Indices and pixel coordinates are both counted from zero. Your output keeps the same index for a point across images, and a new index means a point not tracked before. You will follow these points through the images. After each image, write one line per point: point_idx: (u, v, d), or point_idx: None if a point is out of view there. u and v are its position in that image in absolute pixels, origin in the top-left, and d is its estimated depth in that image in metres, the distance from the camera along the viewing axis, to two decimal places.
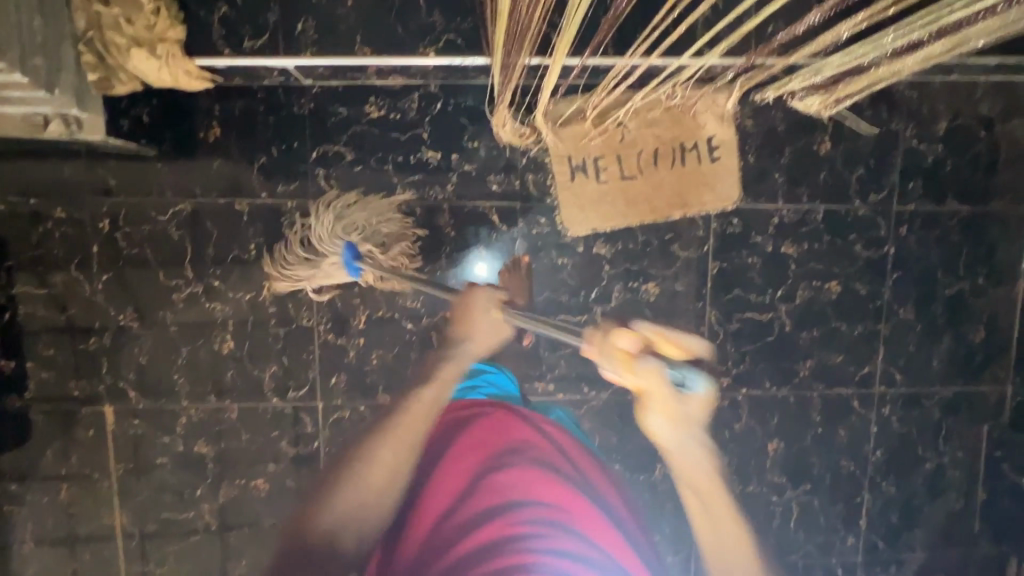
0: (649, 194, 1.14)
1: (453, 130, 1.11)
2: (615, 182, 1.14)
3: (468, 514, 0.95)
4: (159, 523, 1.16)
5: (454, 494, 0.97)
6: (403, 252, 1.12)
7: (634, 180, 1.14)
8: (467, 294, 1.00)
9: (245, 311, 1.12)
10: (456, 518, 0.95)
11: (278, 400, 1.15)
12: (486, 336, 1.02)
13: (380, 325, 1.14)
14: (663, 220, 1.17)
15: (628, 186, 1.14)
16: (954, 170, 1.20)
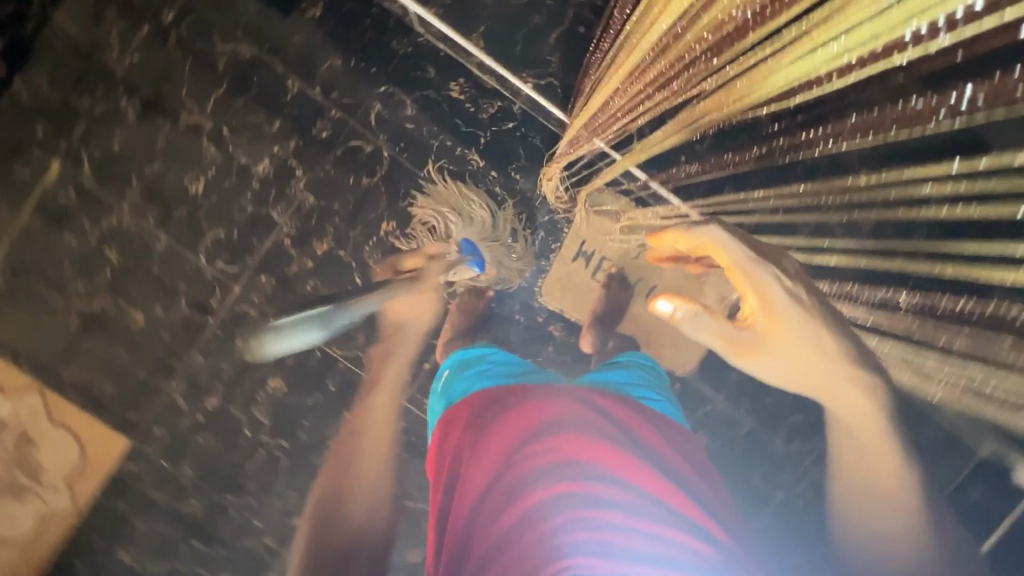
0: (625, 319, 1.17)
1: (507, 152, 1.13)
2: (605, 291, 1.16)
3: (502, 518, 0.66)
4: (27, 290, 1.13)
5: (478, 493, 0.70)
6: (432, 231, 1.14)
7: (620, 299, 1.16)
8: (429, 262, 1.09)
9: (232, 170, 1.12)
10: (493, 523, 0.67)
11: (204, 260, 1.14)
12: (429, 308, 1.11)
13: (334, 261, 1.14)
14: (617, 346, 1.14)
15: (611, 301, 1.16)
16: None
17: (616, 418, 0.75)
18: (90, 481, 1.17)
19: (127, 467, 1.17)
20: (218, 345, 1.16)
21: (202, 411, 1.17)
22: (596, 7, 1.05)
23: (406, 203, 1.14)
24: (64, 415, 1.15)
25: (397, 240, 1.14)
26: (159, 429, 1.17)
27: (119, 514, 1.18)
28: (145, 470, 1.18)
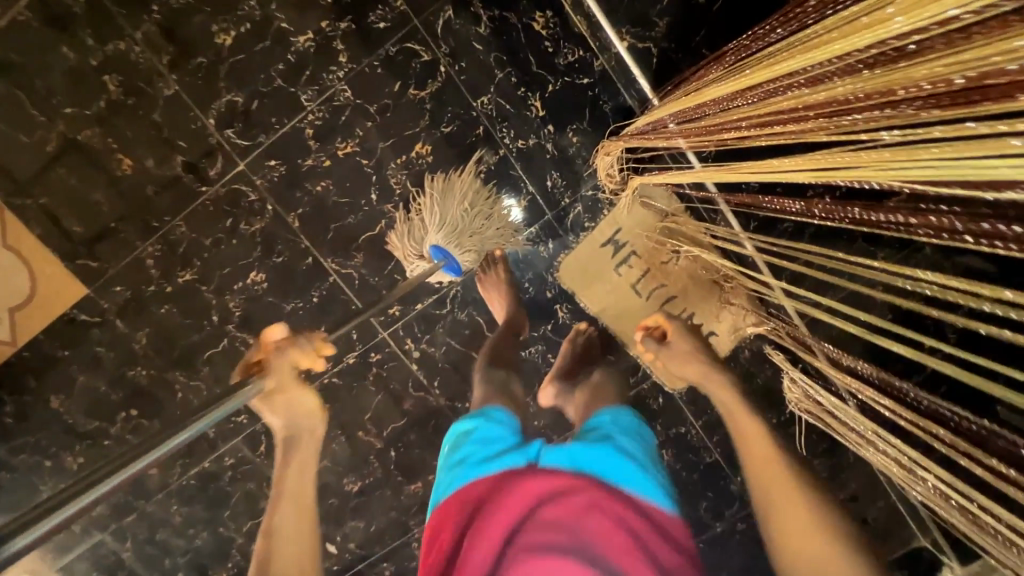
0: (633, 322, 1.11)
1: (572, 109, 1.02)
2: (622, 285, 1.10)
3: None
4: (4, 96, 0.99)
5: None
6: (415, 220, 1.05)
7: (634, 300, 1.10)
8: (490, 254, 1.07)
9: (269, 32, 0.98)
10: None
11: (212, 123, 1.01)
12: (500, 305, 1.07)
13: (354, 167, 1.04)
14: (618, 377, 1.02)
15: (624, 297, 1.10)
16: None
17: (604, 544, 0.61)
18: (38, 320, 1.09)
19: (80, 316, 1.10)
20: (206, 220, 1.06)
21: (172, 282, 1.09)
22: None
23: (448, 130, 1.03)
24: (21, 242, 1.05)
25: (427, 169, 1.05)
26: (121, 288, 1.09)
27: (61, 360, 1.12)
28: (99, 324, 1.11)
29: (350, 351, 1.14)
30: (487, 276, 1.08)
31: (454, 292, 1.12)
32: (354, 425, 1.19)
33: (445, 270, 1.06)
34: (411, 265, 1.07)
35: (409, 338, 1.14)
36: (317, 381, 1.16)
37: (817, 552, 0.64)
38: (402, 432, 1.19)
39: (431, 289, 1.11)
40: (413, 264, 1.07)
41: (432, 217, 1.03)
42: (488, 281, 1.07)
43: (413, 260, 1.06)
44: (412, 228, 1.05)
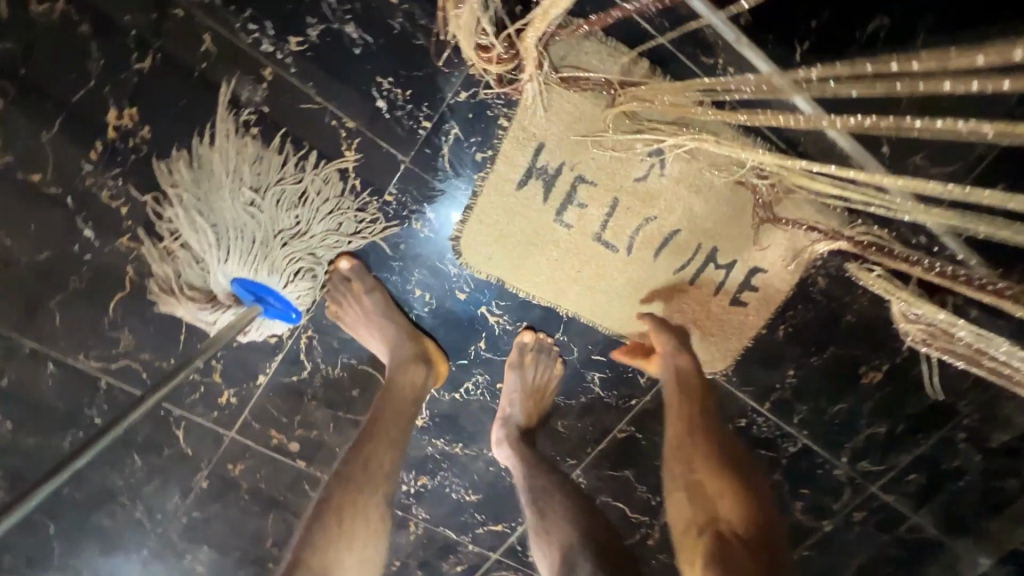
0: (613, 295, 0.65)
1: None
2: (575, 242, 0.62)
3: None
4: None
5: None
6: (174, 253, 0.58)
7: (604, 257, 0.63)
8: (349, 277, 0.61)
9: None
10: None
11: None
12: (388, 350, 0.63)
13: (27, 195, 0.55)
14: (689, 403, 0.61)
15: (584, 258, 0.63)
16: (984, 493, 0.81)
17: None
18: None
19: None
20: None
21: None
22: None
23: (151, 64, 0.52)
24: None
25: (150, 154, 0.55)
26: None
27: None
28: None
29: (197, 473, 0.72)
30: (347, 314, 0.62)
31: (307, 342, 0.66)
32: (257, 560, 0.79)
33: (265, 316, 0.60)
34: (205, 326, 0.61)
35: (273, 430, 0.70)
36: (173, 523, 0.75)
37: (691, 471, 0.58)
38: None
39: (266, 349, 0.65)
40: (207, 323, 0.60)
41: (196, 237, 0.56)
42: (352, 315, 0.62)
43: (203, 318, 0.60)
44: (176, 269, 0.58)
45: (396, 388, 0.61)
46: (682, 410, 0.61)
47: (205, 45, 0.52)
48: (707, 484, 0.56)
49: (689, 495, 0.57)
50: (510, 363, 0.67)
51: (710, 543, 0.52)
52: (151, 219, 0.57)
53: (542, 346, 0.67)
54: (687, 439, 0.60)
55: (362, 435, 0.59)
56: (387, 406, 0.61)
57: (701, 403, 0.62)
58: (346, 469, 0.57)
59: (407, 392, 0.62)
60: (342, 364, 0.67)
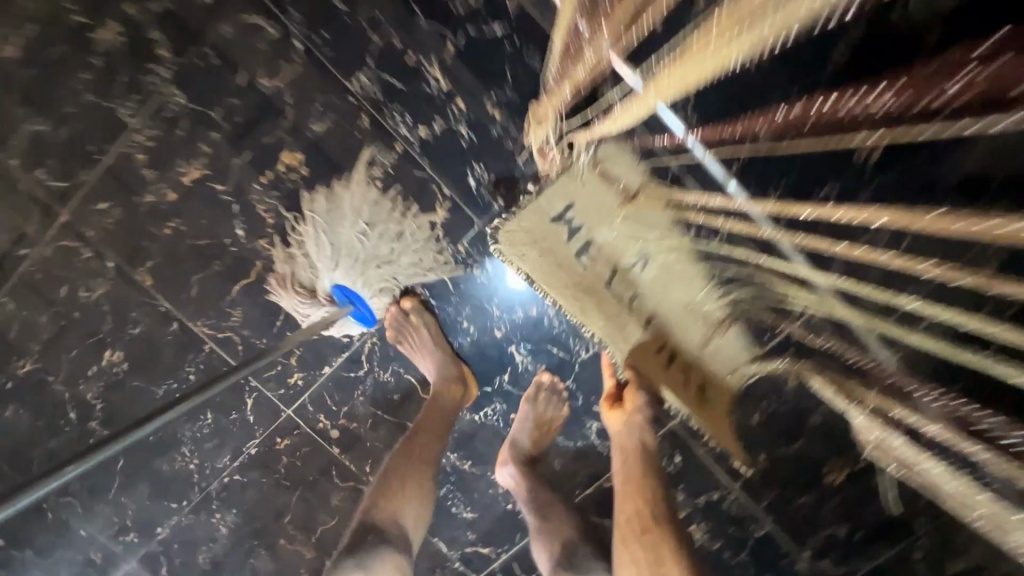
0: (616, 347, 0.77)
1: (487, 71, 0.71)
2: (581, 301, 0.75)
3: None
4: None
5: None
6: (296, 258, 0.77)
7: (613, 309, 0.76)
8: (412, 309, 0.79)
9: (63, 33, 0.71)
10: None
11: (16, 167, 0.76)
12: (436, 370, 0.78)
13: (209, 197, 0.77)
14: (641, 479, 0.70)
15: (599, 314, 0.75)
16: None
17: None
18: None
19: None
20: (36, 291, 0.80)
21: (10, 377, 0.84)
22: None
23: (322, 128, 0.74)
24: None
25: (301, 187, 0.76)
26: None
27: None
28: None
29: (250, 439, 0.86)
30: (405, 338, 0.78)
31: (370, 347, 0.82)
32: (274, 532, 0.90)
33: (350, 317, 0.79)
34: (301, 315, 0.79)
35: (322, 415, 0.85)
36: (216, 480, 0.88)
37: (651, 551, 0.64)
38: (336, 536, 0.90)
39: (337, 346, 0.82)
40: (304, 314, 0.79)
41: (318, 249, 0.76)
42: (409, 339, 0.78)
43: (304, 309, 0.78)
44: (295, 269, 0.78)
45: (437, 399, 0.77)
46: (630, 486, 0.70)
47: (361, 123, 0.74)
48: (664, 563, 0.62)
49: None
50: (526, 396, 0.81)
51: None
52: (287, 231, 0.77)
53: (555, 389, 0.81)
54: (633, 498, 0.69)
55: (419, 428, 0.75)
56: (433, 415, 0.76)
57: (644, 479, 0.70)
58: (401, 457, 0.73)
59: (445, 403, 0.77)
60: (392, 372, 0.83)
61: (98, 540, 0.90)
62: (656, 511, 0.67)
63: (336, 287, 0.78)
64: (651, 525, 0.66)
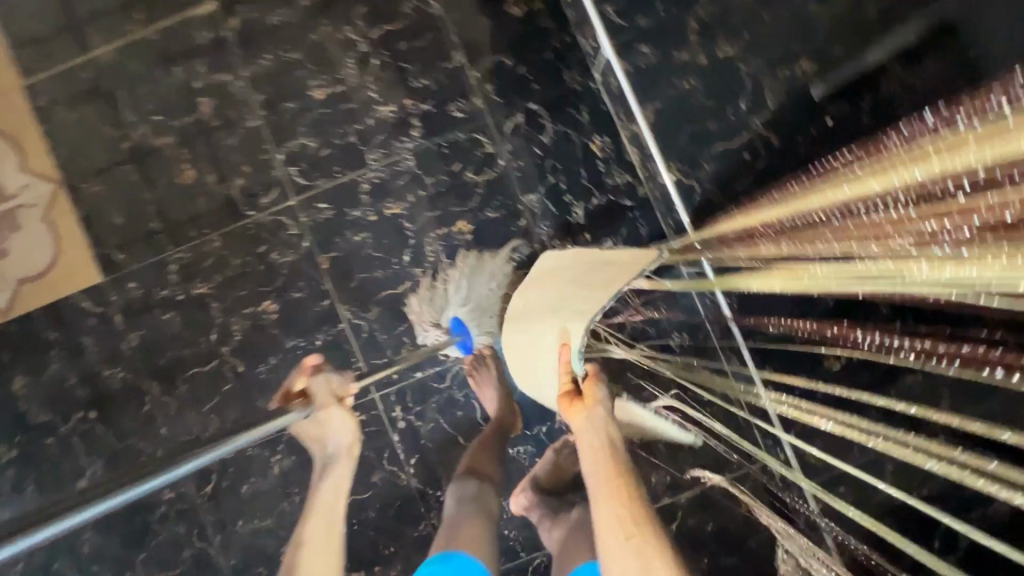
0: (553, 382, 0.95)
1: (612, 223, 1.07)
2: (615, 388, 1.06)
3: None
4: (105, 93, 1.08)
5: None
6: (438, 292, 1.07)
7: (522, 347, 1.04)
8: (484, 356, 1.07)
9: (358, 97, 1.08)
10: None
11: (281, 161, 1.08)
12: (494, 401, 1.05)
13: (395, 227, 1.08)
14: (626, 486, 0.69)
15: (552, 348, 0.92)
16: None
17: None
18: (40, 295, 1.09)
19: (82, 303, 1.09)
20: (241, 241, 1.08)
21: (185, 291, 1.09)
22: (772, 144, 0.94)
23: (492, 215, 1.08)
24: (61, 222, 1.09)
25: (462, 245, 1.08)
26: (135, 285, 1.09)
27: (45, 343, 1.09)
28: (97, 314, 1.09)
29: None
30: (478, 373, 1.07)
31: (457, 369, 1.09)
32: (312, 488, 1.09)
33: (458, 345, 1.05)
34: (422, 330, 1.07)
35: (398, 407, 1.09)
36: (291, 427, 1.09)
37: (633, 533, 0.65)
38: (362, 507, 1.09)
39: (435, 361, 1.09)
40: (426, 332, 1.07)
41: (455, 292, 1.06)
42: (480, 376, 1.07)
43: (428, 328, 1.07)
44: (432, 299, 1.07)
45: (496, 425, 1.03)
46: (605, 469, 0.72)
47: (519, 222, 1.09)
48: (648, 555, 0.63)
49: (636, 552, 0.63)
50: (554, 446, 1.06)
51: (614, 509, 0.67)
52: (438, 271, 1.08)
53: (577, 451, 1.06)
54: (616, 503, 0.67)
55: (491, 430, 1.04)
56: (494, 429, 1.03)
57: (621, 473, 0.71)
58: (478, 448, 1.01)
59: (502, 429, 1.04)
60: (466, 395, 1.09)
61: (177, 440, 1.10)
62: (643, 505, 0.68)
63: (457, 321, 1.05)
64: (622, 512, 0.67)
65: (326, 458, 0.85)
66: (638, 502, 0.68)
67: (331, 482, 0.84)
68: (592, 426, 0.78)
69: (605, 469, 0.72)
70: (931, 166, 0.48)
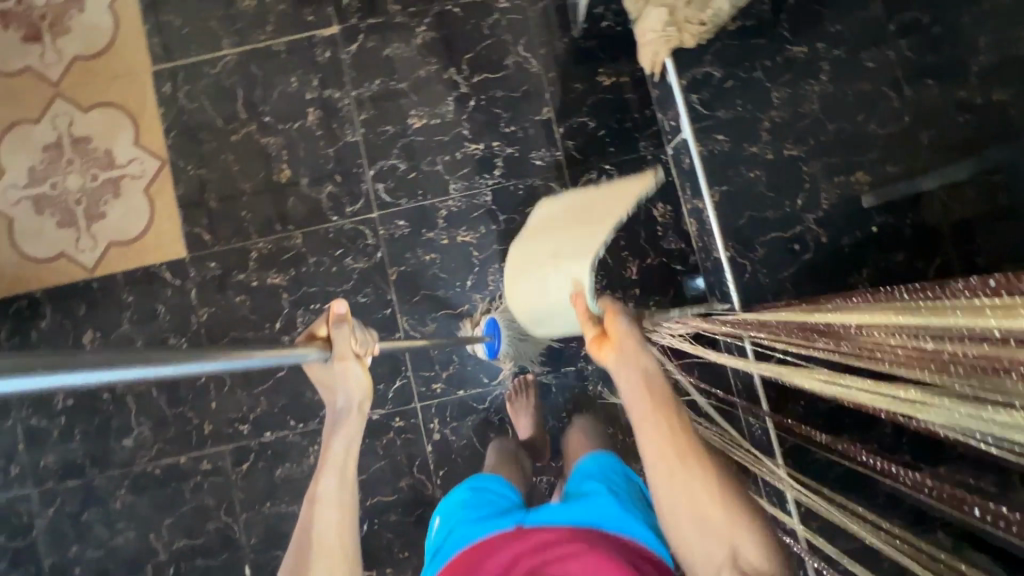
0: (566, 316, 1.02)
1: (661, 283, 1.17)
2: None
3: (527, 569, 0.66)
4: (224, 90, 1.19)
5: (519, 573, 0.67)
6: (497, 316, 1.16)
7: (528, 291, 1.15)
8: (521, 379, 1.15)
9: (451, 132, 1.18)
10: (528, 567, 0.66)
11: (370, 176, 1.18)
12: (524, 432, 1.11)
13: (464, 253, 1.17)
14: (680, 427, 0.62)
15: (555, 282, 1.00)
16: None
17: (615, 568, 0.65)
18: (127, 260, 1.17)
19: (163, 273, 1.17)
20: (320, 242, 1.17)
21: (260, 279, 1.17)
22: (820, 241, 1.04)
23: None
24: (160, 197, 1.18)
25: None
26: (214, 266, 1.17)
27: (121, 305, 1.17)
28: (174, 286, 1.17)
29: (377, 407, 1.16)
30: (517, 399, 1.14)
31: (498, 393, 1.17)
32: None
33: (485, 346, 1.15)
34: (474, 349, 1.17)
35: (437, 419, 1.16)
36: None
37: (692, 491, 0.59)
38: (384, 509, 1.15)
39: (477, 382, 1.17)
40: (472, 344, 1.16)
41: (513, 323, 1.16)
42: (517, 401, 1.14)
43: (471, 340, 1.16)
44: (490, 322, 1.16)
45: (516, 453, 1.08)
46: (654, 414, 0.63)
47: None
48: (706, 500, 0.59)
49: (692, 510, 0.59)
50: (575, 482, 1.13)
51: (672, 465, 0.60)
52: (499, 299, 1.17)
53: None
54: (672, 460, 0.60)
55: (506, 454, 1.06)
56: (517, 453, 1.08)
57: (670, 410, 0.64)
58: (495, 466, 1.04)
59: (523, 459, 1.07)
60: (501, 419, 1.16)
61: (224, 415, 1.16)
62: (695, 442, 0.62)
63: (487, 325, 1.15)
64: (683, 459, 0.61)
65: (335, 415, 0.74)
66: (698, 457, 0.61)
67: (340, 440, 0.74)
68: (632, 371, 0.67)
69: (658, 422, 0.62)
70: (967, 320, 0.43)
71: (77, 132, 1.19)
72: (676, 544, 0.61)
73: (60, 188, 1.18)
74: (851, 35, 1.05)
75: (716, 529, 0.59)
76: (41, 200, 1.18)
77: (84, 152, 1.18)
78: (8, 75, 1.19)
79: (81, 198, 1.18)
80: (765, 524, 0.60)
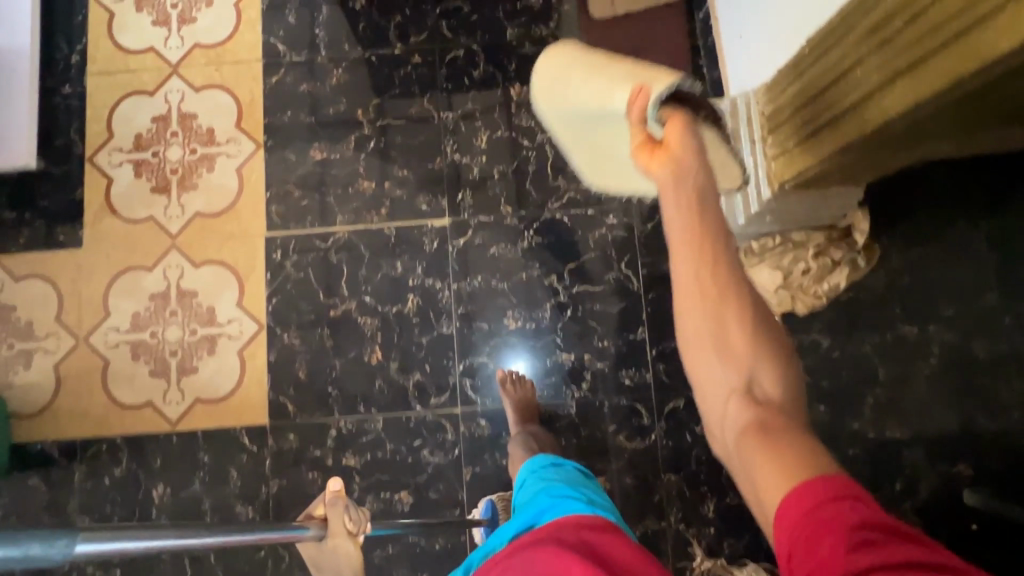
0: (602, 120, 0.72)
1: (736, 526, 1.14)
2: None
3: None
4: (331, 265, 1.23)
5: None
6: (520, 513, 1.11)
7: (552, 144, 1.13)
8: None
9: (544, 338, 1.20)
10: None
11: (459, 371, 1.19)
12: None
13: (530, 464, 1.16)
14: (714, 250, 0.48)
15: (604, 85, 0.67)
16: None
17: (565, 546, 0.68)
18: (211, 419, 1.19)
19: (242, 438, 1.19)
20: (401, 430, 1.18)
21: (336, 459, 1.18)
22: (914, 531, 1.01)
23: (630, 481, 1.16)
24: (252, 361, 1.21)
25: None
26: (293, 437, 1.18)
27: (196, 463, 1.18)
28: (250, 453, 1.18)
29: None
30: None
31: None
32: None
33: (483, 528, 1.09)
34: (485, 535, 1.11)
35: None
36: None
37: (708, 320, 0.49)
38: None
39: None
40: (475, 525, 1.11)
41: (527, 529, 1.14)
42: None
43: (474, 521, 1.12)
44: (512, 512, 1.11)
45: None
46: (683, 229, 0.49)
47: (651, 495, 1.16)
48: (731, 332, 0.48)
49: (716, 354, 0.49)
50: None
51: (706, 309, 0.48)
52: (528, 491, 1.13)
53: None
54: (687, 257, 0.49)
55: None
56: None
57: (706, 228, 0.49)
58: None
59: None
60: None
61: None
62: (714, 240, 0.49)
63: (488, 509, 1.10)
64: (711, 280, 0.48)
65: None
66: (744, 290, 0.49)
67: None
68: (680, 203, 0.50)
69: (696, 250, 0.48)
70: None
71: (184, 286, 1.23)
72: (685, 365, 0.51)
73: (159, 338, 1.22)
74: (965, 321, 1.03)
75: (738, 357, 0.49)
76: (139, 347, 1.21)
77: (187, 305, 1.22)
78: (131, 222, 1.25)
79: (178, 351, 1.21)
80: (790, 354, 0.50)
